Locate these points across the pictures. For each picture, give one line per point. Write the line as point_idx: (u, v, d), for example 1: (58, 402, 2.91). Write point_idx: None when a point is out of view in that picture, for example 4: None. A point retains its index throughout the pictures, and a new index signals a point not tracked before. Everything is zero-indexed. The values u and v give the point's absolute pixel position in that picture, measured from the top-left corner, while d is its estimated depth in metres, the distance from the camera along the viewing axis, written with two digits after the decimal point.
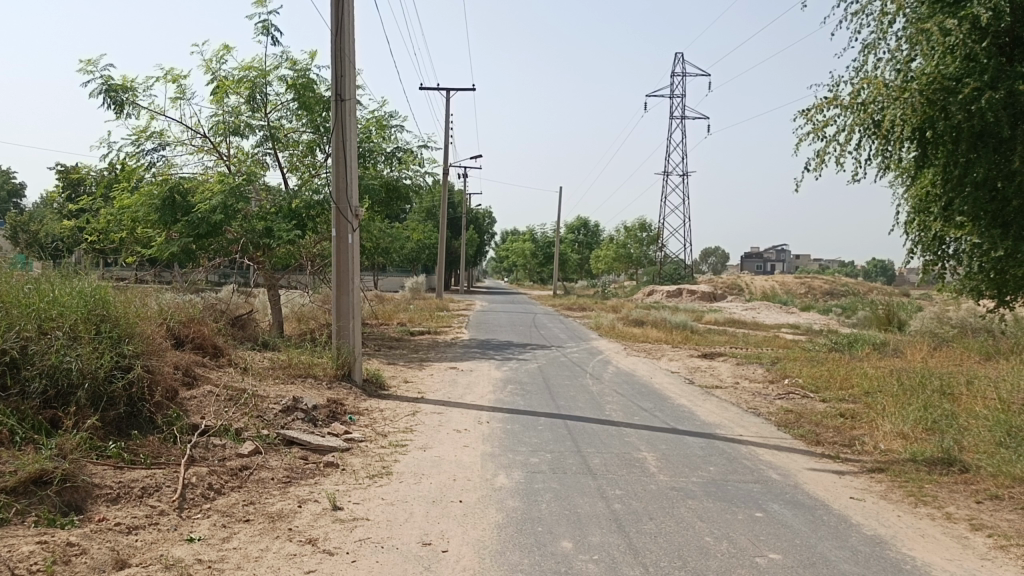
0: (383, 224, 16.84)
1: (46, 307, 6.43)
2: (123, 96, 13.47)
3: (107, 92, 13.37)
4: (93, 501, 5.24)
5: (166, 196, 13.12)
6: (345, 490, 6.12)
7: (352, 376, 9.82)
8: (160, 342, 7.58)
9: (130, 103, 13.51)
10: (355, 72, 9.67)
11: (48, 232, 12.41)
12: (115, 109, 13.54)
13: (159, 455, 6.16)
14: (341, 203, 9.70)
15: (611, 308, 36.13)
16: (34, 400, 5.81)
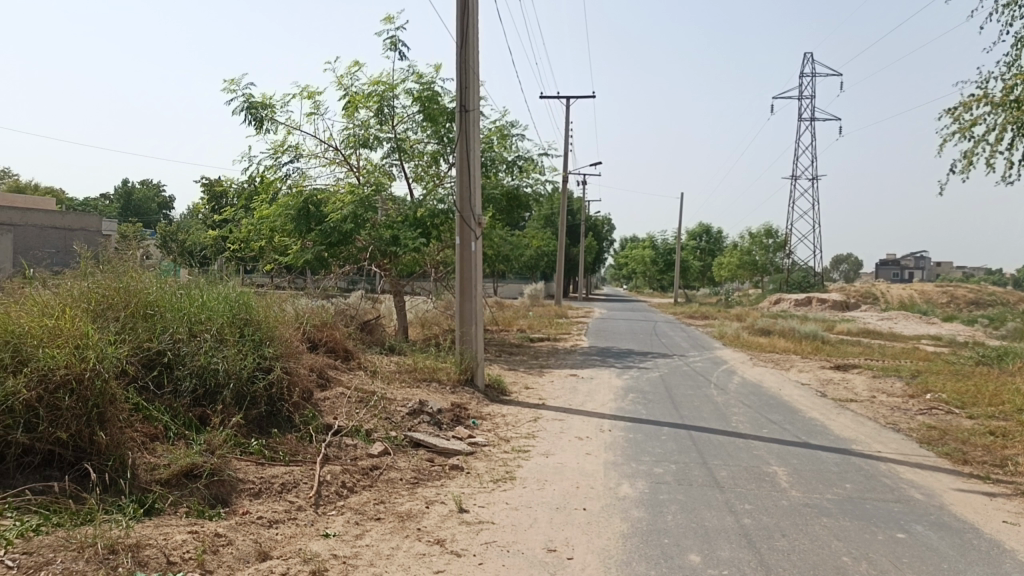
0: (504, 231, 17.05)
1: (196, 311, 6.89)
2: (262, 113, 14.23)
3: (248, 109, 14.17)
4: (237, 495, 5.64)
5: (302, 207, 13.73)
6: (471, 493, 6.23)
7: (475, 381, 9.96)
8: (296, 345, 7.97)
9: (269, 119, 14.24)
10: (479, 83, 9.86)
11: (196, 242, 13.27)
12: (255, 125, 14.32)
13: (297, 453, 6.47)
14: (464, 212, 9.87)
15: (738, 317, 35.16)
16: (185, 398, 6.26)
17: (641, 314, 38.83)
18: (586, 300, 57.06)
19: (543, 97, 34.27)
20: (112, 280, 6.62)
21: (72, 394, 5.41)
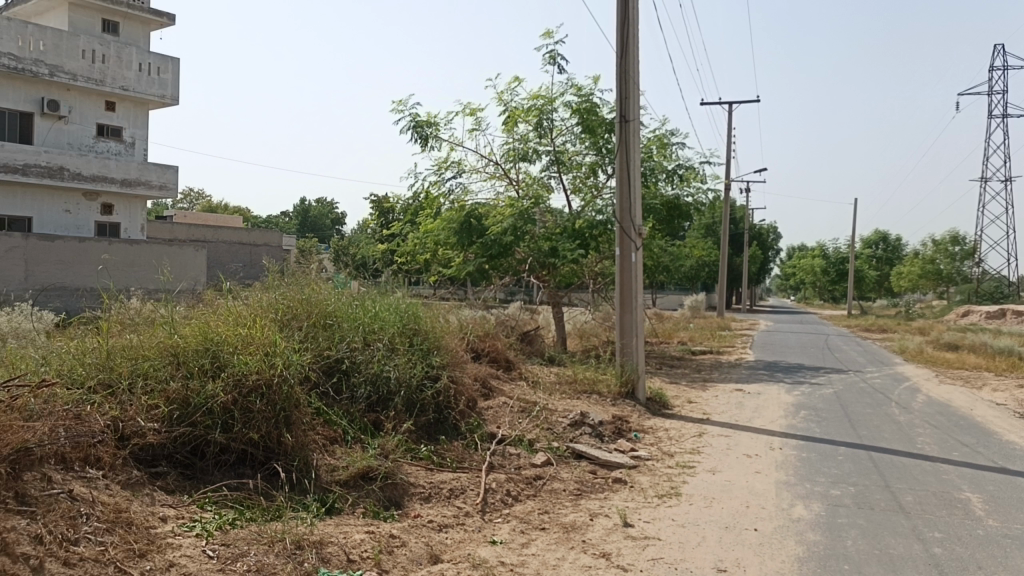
0: (664, 241, 16.80)
1: (370, 322, 7.26)
2: (428, 131, 14.80)
3: (414, 128, 14.79)
4: (409, 499, 5.88)
5: (464, 221, 14.15)
6: (635, 507, 6.16)
7: (636, 394, 9.85)
8: (461, 355, 8.21)
9: (433, 136, 14.79)
10: (639, 93, 9.80)
11: (367, 256, 13.94)
12: (421, 143, 14.93)
13: (463, 460, 6.66)
14: (624, 223, 9.82)
15: (923, 330, 32.71)
16: (361, 404, 6.61)
17: (813, 326, 36.95)
18: (749, 312, 55.17)
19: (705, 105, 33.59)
20: (295, 292, 7.09)
21: (262, 398, 5.88)
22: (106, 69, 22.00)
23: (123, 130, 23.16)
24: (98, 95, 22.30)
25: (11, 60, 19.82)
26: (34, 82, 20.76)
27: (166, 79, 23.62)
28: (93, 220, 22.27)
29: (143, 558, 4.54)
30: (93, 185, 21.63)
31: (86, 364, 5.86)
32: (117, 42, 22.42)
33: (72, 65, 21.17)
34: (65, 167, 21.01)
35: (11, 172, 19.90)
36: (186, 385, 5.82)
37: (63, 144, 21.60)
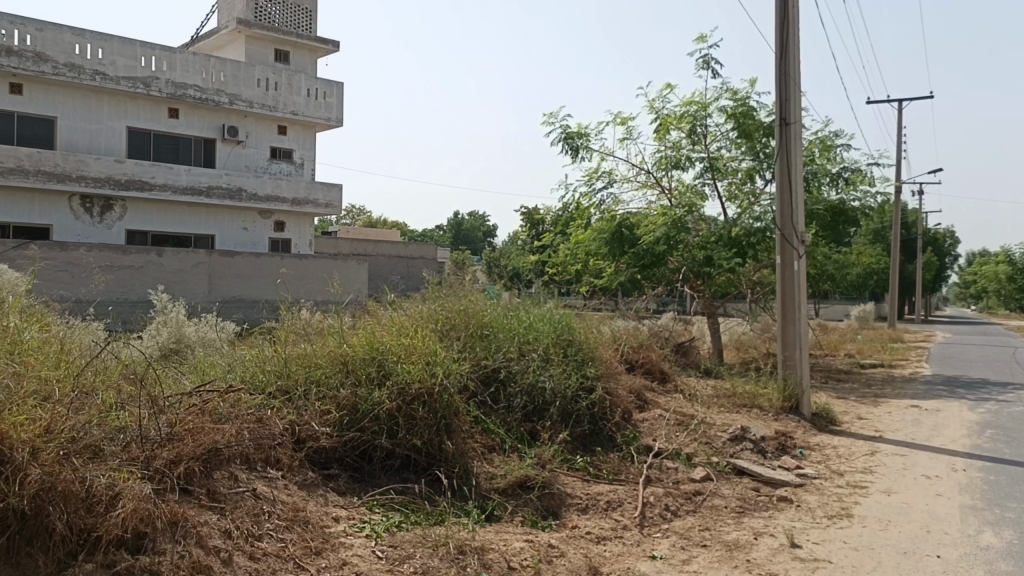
0: (829, 248, 15.98)
1: (524, 332, 7.36)
2: (578, 142, 14.88)
3: (565, 140, 14.91)
4: (567, 509, 5.90)
5: (615, 231, 14.09)
6: (802, 527, 5.87)
7: (800, 409, 9.41)
8: (616, 366, 8.15)
9: (584, 147, 14.85)
10: (800, 94, 9.43)
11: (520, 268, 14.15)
12: (572, 155, 15.02)
13: (620, 472, 6.60)
14: (785, 230, 9.45)
15: None
16: (517, 413, 6.71)
17: (1001, 338, 33.88)
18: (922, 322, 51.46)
19: (872, 104, 31.77)
20: (454, 303, 7.30)
21: (424, 405, 6.08)
22: (279, 95, 23.64)
23: (294, 151, 24.74)
24: (272, 121, 23.99)
25: (196, 91, 21.74)
26: (217, 111, 22.61)
27: (331, 103, 24.98)
28: (267, 236, 23.93)
29: (319, 555, 4.83)
30: (267, 204, 23.30)
31: (267, 371, 6.28)
32: (288, 71, 24.03)
33: (249, 93, 22.90)
34: (242, 188, 22.72)
35: (196, 195, 21.75)
36: (355, 392, 6.12)
37: (241, 167, 23.34)
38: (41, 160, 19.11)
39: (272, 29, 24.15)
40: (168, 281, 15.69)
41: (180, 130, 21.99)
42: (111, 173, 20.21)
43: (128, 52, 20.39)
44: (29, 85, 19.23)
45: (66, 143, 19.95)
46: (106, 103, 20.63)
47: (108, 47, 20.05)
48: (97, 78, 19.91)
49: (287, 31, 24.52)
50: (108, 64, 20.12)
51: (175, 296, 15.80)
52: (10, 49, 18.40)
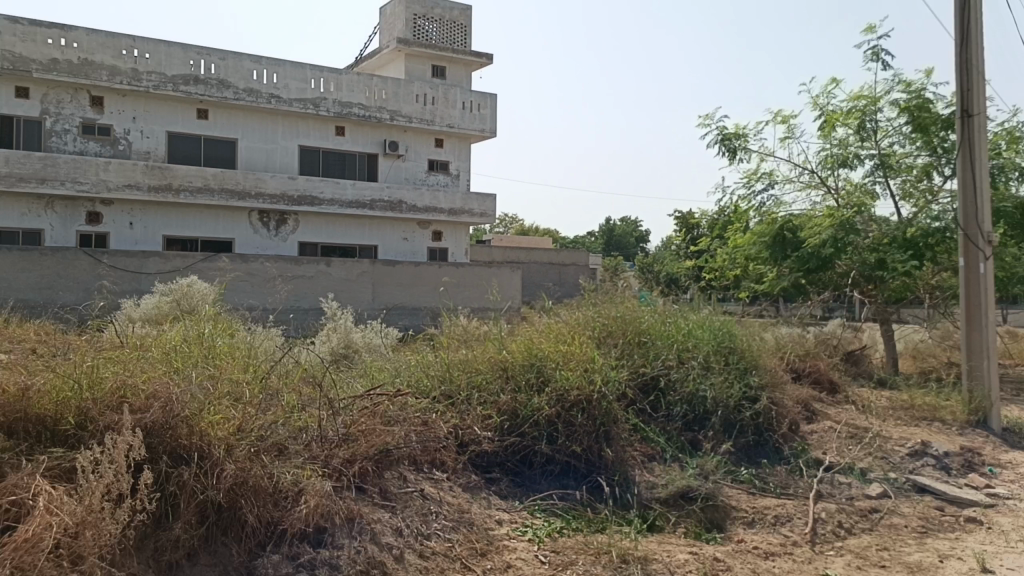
0: (1019, 249, 14.64)
1: (683, 339, 7.22)
2: (736, 143, 14.46)
3: (722, 141, 14.53)
4: (732, 522, 5.73)
5: (777, 234, 13.56)
6: (995, 551, 5.40)
7: (989, 423, 8.67)
8: (781, 376, 7.83)
9: (742, 148, 14.39)
10: (983, 83, 8.80)
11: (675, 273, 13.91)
12: (729, 156, 14.61)
13: (788, 486, 6.35)
14: (970, 230, 8.80)
15: None
16: (678, 422, 6.62)
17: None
18: None
19: None
20: (611, 309, 7.27)
21: (583, 412, 6.12)
22: (436, 110, 24.32)
23: (450, 163, 25.42)
24: (429, 135, 24.80)
25: (361, 109, 22.99)
26: (379, 128, 23.77)
27: (485, 115, 25.23)
28: (425, 246, 24.71)
29: (484, 557, 4.95)
30: (425, 215, 24.02)
31: (430, 376, 6.49)
32: (444, 85, 24.62)
33: (408, 109, 23.80)
34: (402, 201, 23.58)
35: (361, 208, 22.84)
36: (515, 398, 6.21)
37: (401, 180, 24.30)
38: (225, 178, 20.80)
39: (430, 46, 25.04)
40: (337, 289, 16.59)
41: (347, 146, 23.37)
42: (285, 190, 21.66)
43: (299, 76, 21.91)
44: (214, 110, 21.15)
45: (246, 162, 21.74)
46: (280, 124, 22.23)
47: (281, 72, 21.66)
48: (273, 102, 21.53)
49: (444, 47, 25.35)
50: (282, 87, 21.69)
51: (343, 304, 16.68)
52: (198, 78, 20.44)
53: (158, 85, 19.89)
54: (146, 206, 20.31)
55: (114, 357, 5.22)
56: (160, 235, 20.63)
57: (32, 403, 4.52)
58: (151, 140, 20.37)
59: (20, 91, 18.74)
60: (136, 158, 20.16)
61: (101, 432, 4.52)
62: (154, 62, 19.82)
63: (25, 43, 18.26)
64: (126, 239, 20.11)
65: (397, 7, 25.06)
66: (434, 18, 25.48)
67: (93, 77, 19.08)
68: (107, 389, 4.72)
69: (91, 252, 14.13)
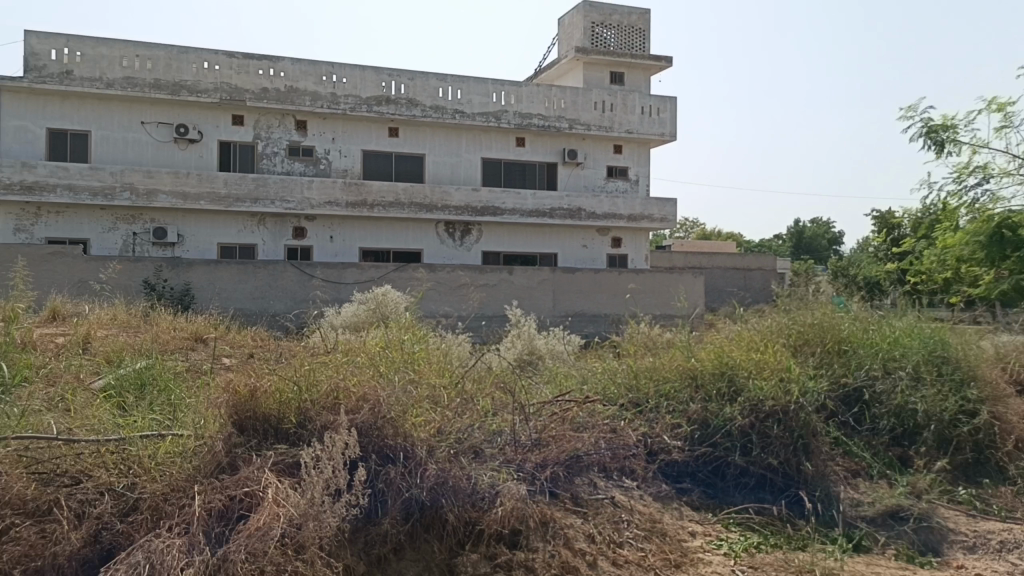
0: None
1: (889, 348, 6.77)
2: (944, 135, 13.35)
3: (927, 134, 13.48)
4: (950, 547, 5.31)
5: (994, 233, 12.40)
6: None
7: None
8: (1005, 388, 7.12)
9: (951, 140, 13.27)
10: None
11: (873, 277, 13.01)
12: (936, 150, 13.51)
13: (1015, 510, 5.80)
14: None
15: None
16: (885, 437, 6.25)
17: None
18: None
19: None
20: (808, 316, 6.93)
21: (779, 423, 5.93)
22: (614, 116, 24.03)
23: (629, 169, 25.06)
24: (608, 141, 24.63)
25: (540, 119, 23.28)
26: (559, 137, 24.05)
27: (665, 119, 24.58)
28: (604, 253, 24.62)
29: (679, 569, 4.86)
30: (604, 222, 23.82)
31: (618, 383, 6.47)
32: (623, 91, 24.27)
33: (586, 116, 23.76)
34: (581, 208, 23.59)
35: (541, 216, 23.18)
36: (706, 407, 6.08)
37: (580, 188, 24.38)
38: (414, 192, 21.87)
39: (608, 53, 25.01)
40: (520, 296, 16.91)
41: (527, 156, 23.88)
42: (468, 201, 22.44)
43: (482, 90, 22.61)
44: (404, 128, 22.39)
45: (432, 176, 22.80)
46: (464, 138, 23.08)
47: (466, 88, 22.44)
48: (457, 117, 22.36)
49: (622, 53, 25.21)
50: (466, 103, 22.49)
51: (526, 310, 16.95)
52: (389, 98, 21.65)
53: (353, 107, 21.31)
54: (344, 221, 21.84)
55: (327, 361, 5.63)
56: (357, 247, 22.06)
57: (260, 403, 4.95)
58: (348, 159, 21.91)
59: (237, 119, 20.84)
60: (335, 176, 21.74)
61: (318, 431, 4.89)
62: (351, 85, 21.25)
63: (240, 75, 20.26)
64: (327, 251, 21.73)
65: (576, 16, 25.25)
66: (612, 25, 25.42)
67: (297, 103, 20.74)
68: (323, 390, 5.10)
69: (299, 265, 15.31)
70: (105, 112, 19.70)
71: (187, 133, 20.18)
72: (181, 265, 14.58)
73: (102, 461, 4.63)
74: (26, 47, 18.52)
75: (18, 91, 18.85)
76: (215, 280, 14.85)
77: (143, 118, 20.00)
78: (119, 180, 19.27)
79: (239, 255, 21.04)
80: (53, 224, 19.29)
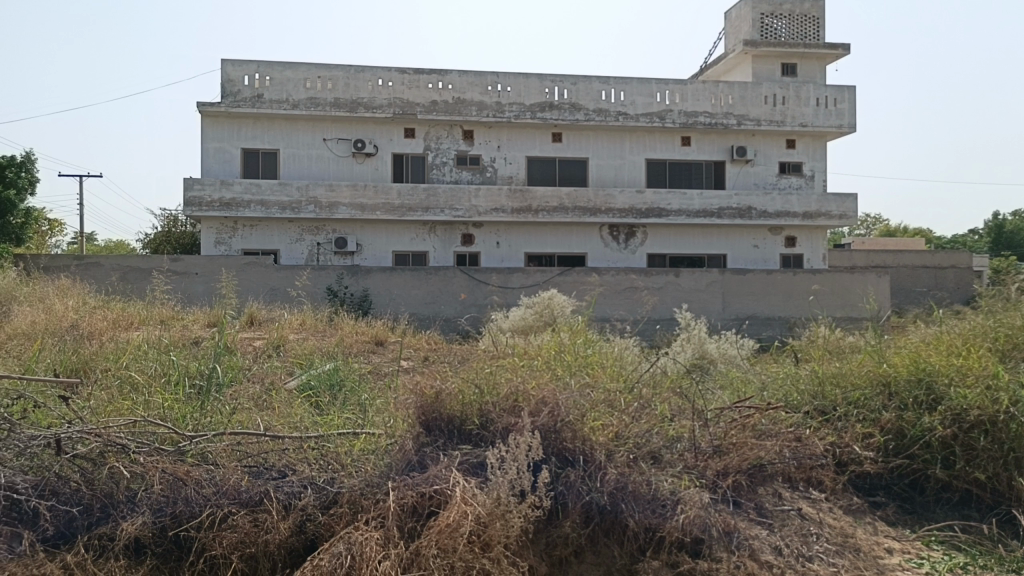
0: None
1: None
2: None
3: None
4: None
5: None
6: None
7: None
8: None
9: None
10: None
11: None
12: None
13: None
14: None
15: None
16: None
17: None
18: None
19: None
20: (1015, 317, 6.39)
21: (987, 434, 5.41)
22: (787, 109, 23.04)
23: (803, 164, 23.92)
24: (780, 136, 23.60)
25: (706, 117, 22.72)
26: (727, 134, 23.31)
27: (843, 110, 23.27)
28: (777, 252, 23.63)
29: None
30: (776, 221, 22.92)
31: (801, 390, 6.19)
32: (796, 83, 23.23)
33: (756, 112, 22.91)
34: (752, 207, 22.79)
35: (708, 217, 22.57)
36: (901, 416, 5.69)
37: (750, 185, 23.50)
38: (578, 197, 22.00)
39: (780, 44, 24.03)
40: (690, 300, 16.45)
41: (693, 155, 23.31)
42: (634, 204, 22.28)
43: (645, 91, 22.37)
44: (567, 133, 22.55)
45: (596, 179, 22.84)
46: (627, 140, 22.91)
47: (628, 89, 22.29)
48: (620, 119, 22.22)
49: (795, 44, 24.14)
50: (630, 104, 22.31)
51: (696, 314, 16.51)
52: (552, 104, 21.89)
53: (518, 115, 21.75)
54: (511, 227, 22.28)
55: (505, 364, 5.74)
56: (522, 252, 22.46)
57: (445, 404, 5.13)
58: (513, 166, 22.38)
59: (408, 132, 21.82)
60: (501, 183, 22.33)
61: (501, 432, 5.00)
62: (515, 93, 21.71)
63: (412, 90, 21.22)
64: (494, 257, 22.24)
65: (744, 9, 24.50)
66: (782, 14, 24.42)
67: (464, 113, 21.43)
68: (503, 393, 5.20)
69: (469, 271, 15.72)
70: (291, 131, 21.22)
71: (364, 148, 21.28)
72: (360, 272, 15.45)
73: (305, 456, 4.97)
74: (224, 75, 20.42)
75: (217, 115, 20.70)
76: (391, 285, 15.59)
77: (324, 134, 21.36)
78: (305, 194, 20.69)
79: (412, 262, 22.01)
80: (248, 236, 21.03)
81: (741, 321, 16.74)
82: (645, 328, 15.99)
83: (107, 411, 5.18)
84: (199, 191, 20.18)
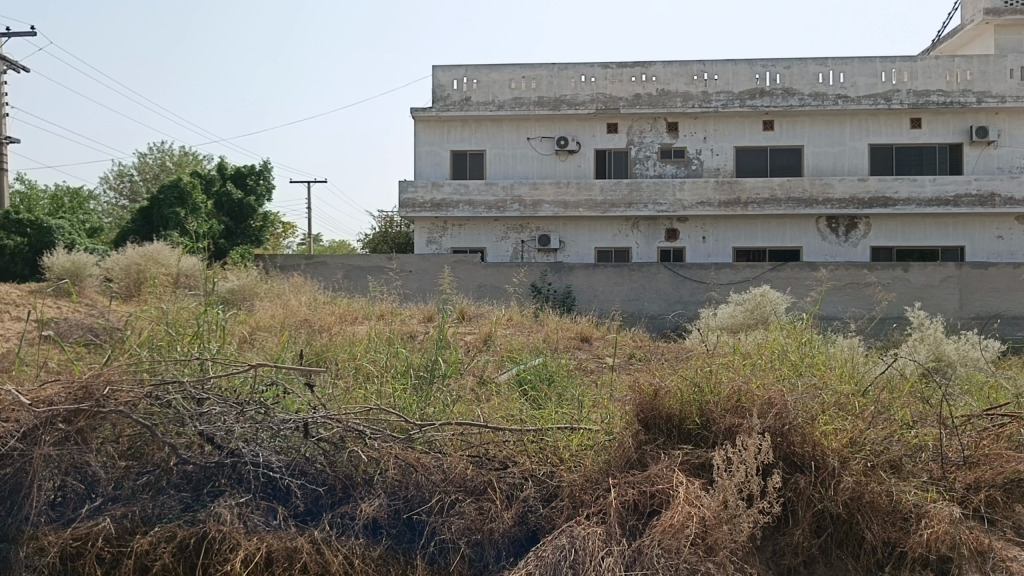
0: None
1: None
2: None
3: None
4: None
5: None
6: None
7: None
8: None
9: None
10: None
11: None
12: None
13: None
14: None
15: None
16: None
17: None
18: None
19: None
20: None
21: None
22: None
23: None
24: None
25: (940, 95, 20.82)
26: (963, 114, 21.14)
27: None
28: None
29: None
30: None
31: None
32: None
33: (1000, 87, 20.72)
34: (996, 193, 20.65)
35: (945, 205, 20.74)
36: None
37: (993, 169, 21.27)
38: (792, 187, 21.00)
39: None
40: (921, 297, 15.28)
41: (924, 139, 21.34)
42: (856, 193, 20.93)
43: (869, 71, 20.93)
44: (780, 120, 21.49)
45: (813, 168, 21.56)
46: (848, 124, 21.46)
47: (850, 70, 21.00)
48: (841, 101, 20.97)
49: None
50: (851, 86, 21.03)
51: (931, 311, 15.28)
52: (764, 90, 21.05)
53: (726, 104, 21.09)
54: (718, 221, 21.68)
55: (727, 363, 5.54)
56: (731, 248, 21.74)
57: (663, 403, 5.01)
58: (721, 157, 21.70)
59: (611, 128, 21.81)
60: (707, 175, 21.69)
61: (724, 433, 4.82)
62: (723, 81, 21.09)
63: (615, 84, 21.27)
64: (700, 252, 21.74)
65: None
66: None
67: (670, 105, 21.15)
68: (724, 392, 5.00)
69: (673, 267, 15.40)
70: (497, 132, 21.90)
71: (568, 145, 21.56)
72: (563, 269, 15.72)
73: (525, 449, 5.06)
74: (436, 81, 21.54)
75: (429, 119, 21.82)
76: (594, 282, 15.70)
77: (528, 134, 21.84)
78: (510, 193, 21.33)
79: (615, 259, 21.93)
80: (457, 235, 21.96)
81: (987, 320, 15.14)
82: (877, 328, 14.92)
83: (347, 399, 5.57)
84: (413, 193, 21.39)
